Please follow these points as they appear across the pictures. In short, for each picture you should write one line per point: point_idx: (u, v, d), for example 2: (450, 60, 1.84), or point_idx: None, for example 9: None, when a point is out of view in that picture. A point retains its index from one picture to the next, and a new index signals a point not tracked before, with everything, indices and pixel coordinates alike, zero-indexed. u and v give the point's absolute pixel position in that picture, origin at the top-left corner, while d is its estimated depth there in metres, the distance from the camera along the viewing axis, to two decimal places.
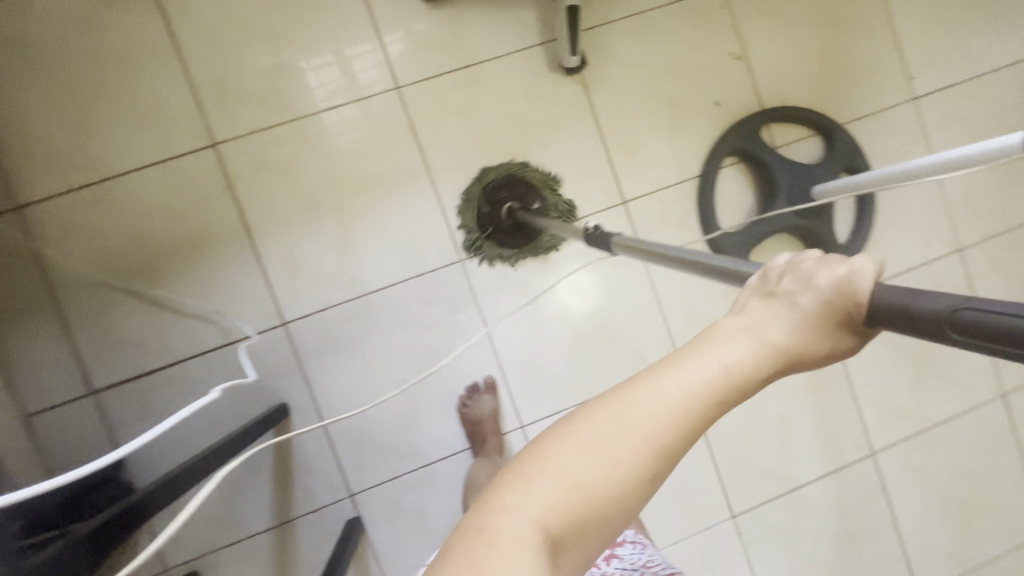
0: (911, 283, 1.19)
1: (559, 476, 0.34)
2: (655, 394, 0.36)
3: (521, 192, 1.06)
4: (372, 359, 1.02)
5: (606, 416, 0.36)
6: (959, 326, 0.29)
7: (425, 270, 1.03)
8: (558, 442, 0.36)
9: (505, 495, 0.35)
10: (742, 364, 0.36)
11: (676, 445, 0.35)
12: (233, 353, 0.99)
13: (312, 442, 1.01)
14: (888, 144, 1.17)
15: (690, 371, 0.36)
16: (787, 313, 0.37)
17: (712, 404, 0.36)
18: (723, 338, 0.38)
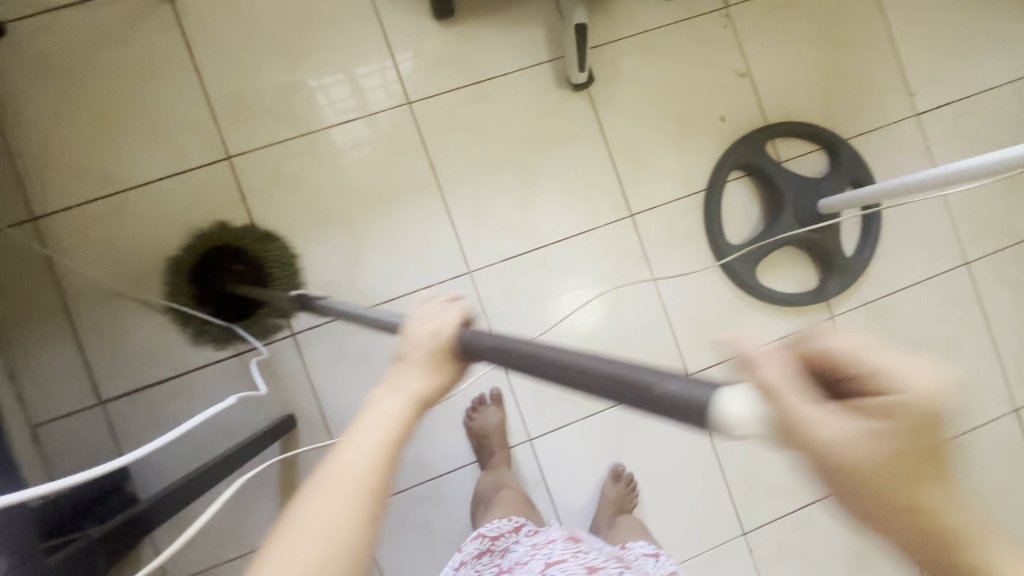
0: (920, 297, 1.18)
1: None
2: (333, 476, 0.40)
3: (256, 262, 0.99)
4: (380, 371, 1.02)
5: (306, 516, 0.39)
6: (500, 354, 0.44)
7: (436, 282, 1.05)
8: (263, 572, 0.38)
9: None
10: (401, 414, 0.44)
11: (374, 498, 0.40)
12: (242, 364, 0.99)
13: (319, 454, 1.00)
14: (892, 160, 1.18)
15: (361, 444, 0.42)
16: (415, 363, 0.46)
17: (387, 451, 0.42)
18: (377, 399, 0.45)
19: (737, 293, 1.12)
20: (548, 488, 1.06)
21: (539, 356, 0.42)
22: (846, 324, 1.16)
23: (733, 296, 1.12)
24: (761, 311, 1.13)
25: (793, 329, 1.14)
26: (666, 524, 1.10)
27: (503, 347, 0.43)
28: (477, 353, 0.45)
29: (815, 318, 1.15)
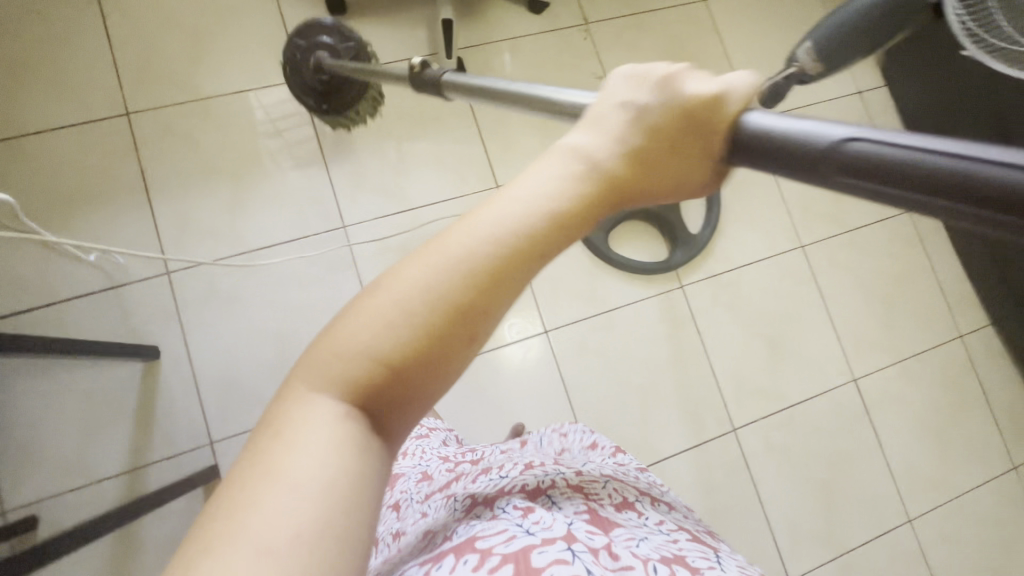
0: (762, 273, 1.32)
1: (337, 355, 0.30)
2: (456, 244, 0.31)
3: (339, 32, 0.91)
4: (251, 312, 1.09)
5: (430, 257, 0.31)
6: (853, 163, 0.27)
7: (312, 234, 1.14)
8: (340, 322, 0.31)
9: (305, 383, 0.30)
10: (590, 190, 0.32)
11: (516, 278, 0.31)
12: (113, 296, 1.05)
13: (179, 386, 1.05)
14: None
15: (527, 194, 0.32)
16: (635, 124, 0.34)
17: (553, 239, 0.32)
18: (565, 155, 0.33)
19: (593, 260, 1.24)
20: None
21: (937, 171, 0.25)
22: (695, 293, 1.28)
23: (590, 262, 1.24)
24: (617, 277, 1.25)
25: (645, 296, 1.25)
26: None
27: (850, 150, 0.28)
28: (794, 161, 0.30)
29: (666, 287, 1.27)
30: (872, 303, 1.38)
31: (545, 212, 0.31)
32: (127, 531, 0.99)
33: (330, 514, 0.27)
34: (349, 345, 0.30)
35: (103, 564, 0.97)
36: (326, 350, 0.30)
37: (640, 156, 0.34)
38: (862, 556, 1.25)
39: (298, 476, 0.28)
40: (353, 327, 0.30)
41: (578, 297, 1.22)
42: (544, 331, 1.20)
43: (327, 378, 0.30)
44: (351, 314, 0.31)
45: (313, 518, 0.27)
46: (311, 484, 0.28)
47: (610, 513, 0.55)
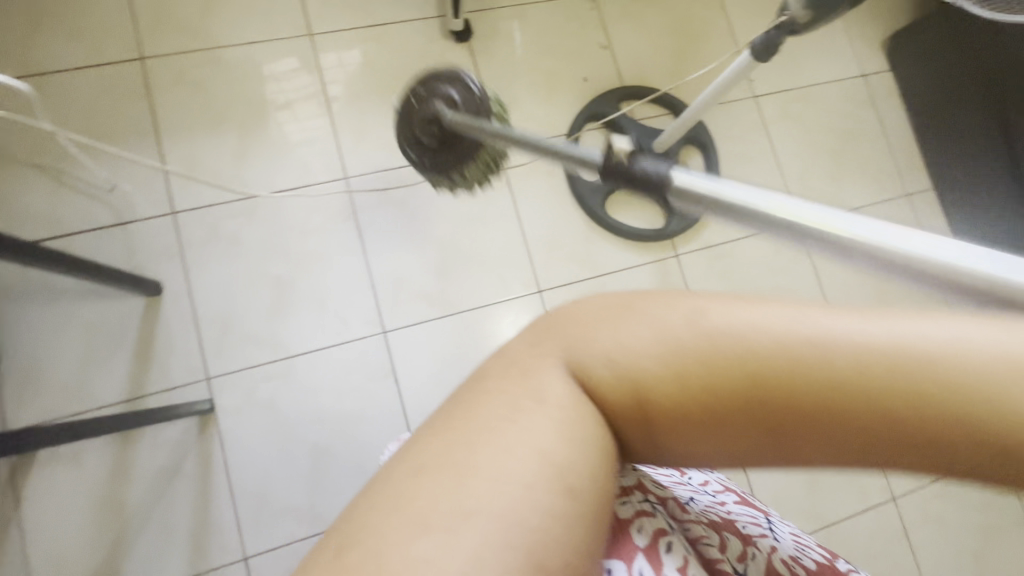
0: (756, 248, 1.34)
1: (623, 352, 0.42)
2: (762, 327, 0.40)
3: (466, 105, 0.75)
4: (252, 255, 1.12)
5: (740, 332, 0.40)
6: None
7: (314, 183, 1.17)
8: (646, 323, 0.42)
9: (586, 366, 0.42)
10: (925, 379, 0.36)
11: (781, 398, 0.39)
12: (119, 232, 1.08)
13: (178, 322, 1.08)
14: (735, 129, 1.37)
15: (865, 340, 0.38)
16: None
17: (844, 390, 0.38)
18: (940, 341, 0.36)
19: (589, 224, 1.26)
20: (395, 379, 1.13)
21: None
22: (689, 263, 1.30)
23: (586, 226, 1.26)
24: (612, 242, 1.27)
25: (639, 262, 1.27)
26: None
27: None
28: None
29: (660, 255, 1.29)
30: (867, 283, 1.38)
31: (856, 364, 0.37)
32: (123, 457, 1.02)
33: (534, 512, 0.38)
34: (632, 354, 0.42)
35: (98, 486, 1.00)
36: (617, 340, 0.42)
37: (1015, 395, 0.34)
38: (844, 530, 1.26)
39: (541, 451, 0.40)
40: (643, 347, 0.42)
41: (572, 259, 1.24)
42: (537, 290, 1.22)
43: (602, 373, 0.42)
44: (659, 324, 0.42)
45: (526, 509, 0.38)
46: (537, 474, 0.39)
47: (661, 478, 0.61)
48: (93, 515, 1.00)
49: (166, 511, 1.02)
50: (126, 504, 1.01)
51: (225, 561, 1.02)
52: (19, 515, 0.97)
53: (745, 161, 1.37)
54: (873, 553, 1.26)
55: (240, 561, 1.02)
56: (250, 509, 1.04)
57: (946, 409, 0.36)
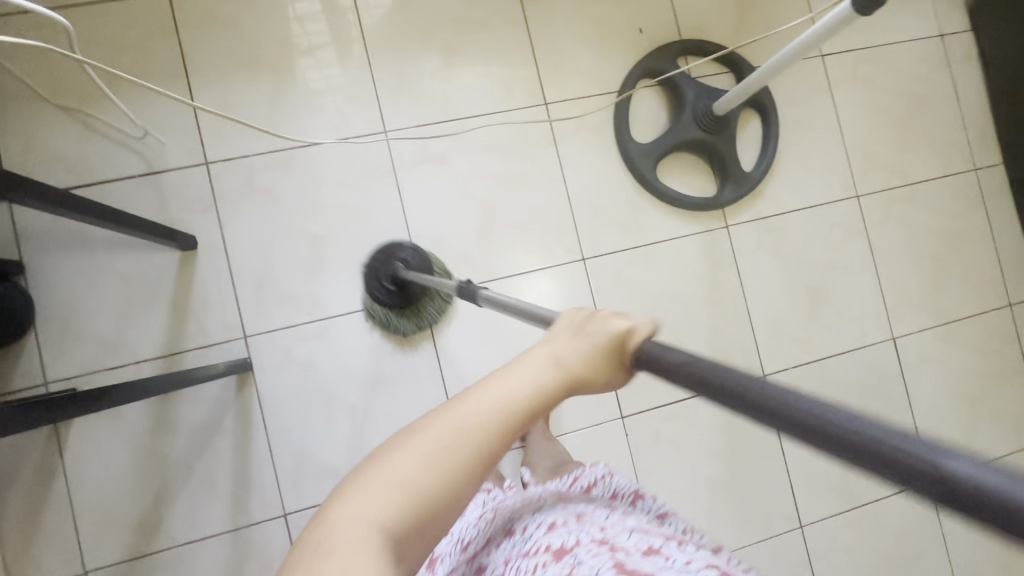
0: (810, 220, 1.27)
1: (401, 484, 0.39)
2: (499, 392, 0.42)
3: (425, 266, 1.09)
4: (288, 211, 1.08)
5: (437, 430, 0.40)
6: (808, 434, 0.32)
7: (352, 136, 1.11)
8: (414, 450, 0.40)
9: (346, 507, 0.38)
10: (547, 387, 0.43)
11: (491, 459, 0.41)
12: (152, 183, 1.04)
13: (215, 278, 1.04)
14: (797, 91, 1.28)
15: (510, 383, 0.42)
16: (591, 344, 0.44)
17: (506, 429, 0.41)
18: (530, 361, 0.44)
19: (637, 189, 1.20)
20: (435, 344, 1.11)
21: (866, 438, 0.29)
22: (739, 235, 1.24)
23: (634, 191, 1.20)
24: (660, 210, 1.21)
25: (688, 232, 1.22)
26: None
27: (791, 407, 0.32)
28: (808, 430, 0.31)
29: (710, 225, 1.22)
30: (923, 261, 1.32)
31: (504, 414, 0.41)
32: (161, 413, 1.01)
33: None
34: (396, 484, 0.39)
35: (138, 440, 1.00)
36: (394, 476, 0.39)
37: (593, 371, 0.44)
38: (877, 509, 1.26)
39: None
40: (392, 473, 0.39)
41: (618, 226, 1.19)
42: (581, 259, 1.17)
43: (383, 513, 0.38)
44: (399, 454, 0.40)
45: None
46: None
47: (637, 564, 0.44)
48: (135, 467, 1.00)
49: (205, 466, 1.02)
50: (167, 457, 1.01)
51: (265, 516, 1.03)
52: (63, 465, 0.98)
53: (805, 127, 1.28)
54: (904, 532, 1.26)
55: (280, 517, 1.03)
56: (289, 468, 1.04)
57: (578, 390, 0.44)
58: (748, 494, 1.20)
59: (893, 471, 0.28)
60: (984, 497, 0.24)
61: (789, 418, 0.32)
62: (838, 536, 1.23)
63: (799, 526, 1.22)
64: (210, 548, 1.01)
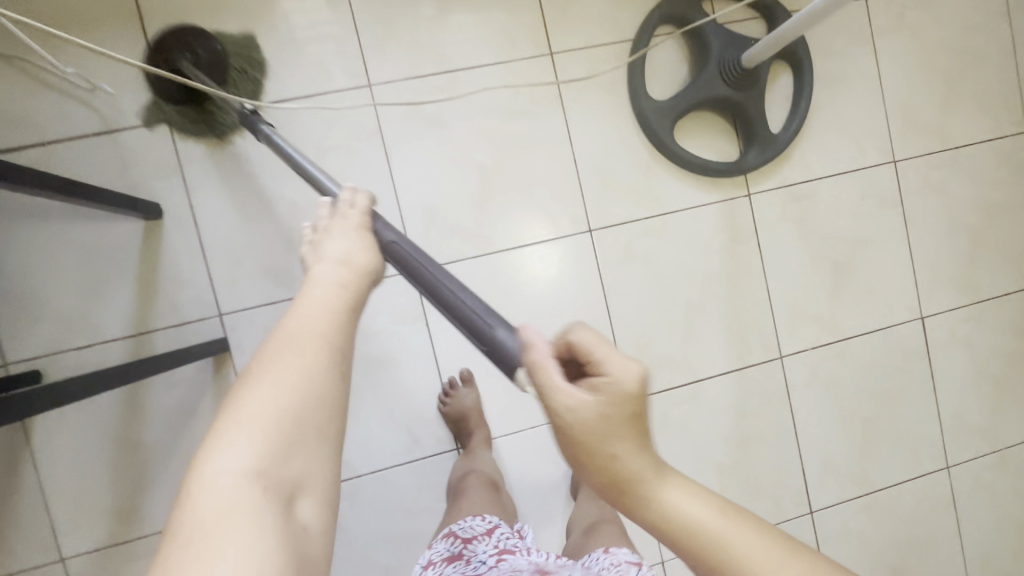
0: (841, 188, 1.15)
1: (263, 416, 0.42)
2: (315, 302, 0.50)
3: (218, 66, 0.93)
4: (262, 175, 0.96)
5: (280, 354, 0.45)
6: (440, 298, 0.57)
7: (332, 90, 0.98)
8: (267, 381, 0.43)
9: (216, 463, 0.39)
10: (347, 284, 0.53)
11: (338, 351, 0.47)
12: (109, 143, 0.92)
13: (184, 250, 0.95)
14: (834, 42, 1.13)
15: (318, 291, 0.51)
16: (353, 244, 0.56)
17: (338, 322, 0.49)
18: (322, 274, 0.53)
19: (651, 152, 1.08)
20: (427, 323, 1.02)
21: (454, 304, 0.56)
22: (762, 205, 1.12)
23: (648, 155, 1.08)
24: (676, 176, 1.09)
25: (706, 202, 1.11)
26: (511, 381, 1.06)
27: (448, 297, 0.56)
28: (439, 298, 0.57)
29: (730, 193, 1.11)
30: (960, 234, 1.21)
31: (327, 311, 0.49)
32: (134, 395, 0.94)
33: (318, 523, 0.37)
34: (261, 419, 0.41)
35: (111, 425, 0.94)
36: (255, 413, 0.42)
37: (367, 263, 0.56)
38: (892, 496, 1.20)
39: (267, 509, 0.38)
40: (253, 412, 0.42)
41: (629, 194, 1.08)
42: (588, 231, 1.07)
43: (255, 453, 0.40)
44: (254, 394, 0.42)
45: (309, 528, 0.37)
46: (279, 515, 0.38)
47: None
48: (108, 452, 0.94)
49: (183, 452, 0.96)
50: (141, 442, 0.95)
51: None
52: (31, 452, 0.92)
53: (841, 83, 1.14)
54: (918, 518, 1.21)
55: None
56: None
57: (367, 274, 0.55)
58: (757, 479, 1.14)
59: (458, 318, 0.55)
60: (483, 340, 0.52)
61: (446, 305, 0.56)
62: (848, 522, 1.19)
63: (809, 512, 1.17)
64: None
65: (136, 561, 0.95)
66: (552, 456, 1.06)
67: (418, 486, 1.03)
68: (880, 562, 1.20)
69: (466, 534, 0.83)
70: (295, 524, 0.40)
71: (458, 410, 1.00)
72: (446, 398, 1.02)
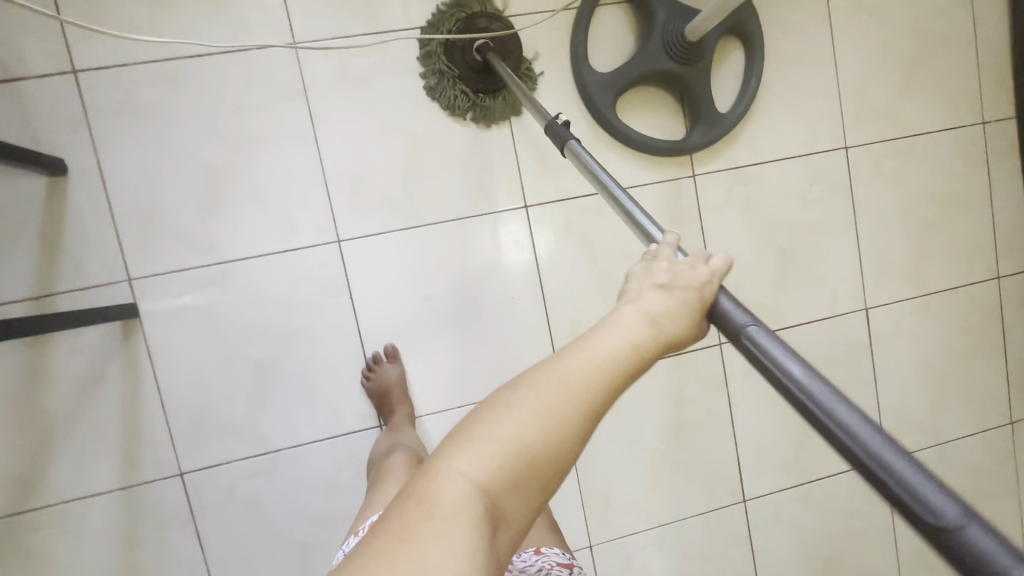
0: (790, 173, 1.12)
1: (506, 441, 0.42)
2: (600, 351, 0.47)
3: (506, 40, 0.98)
4: (178, 134, 0.92)
5: (540, 388, 0.45)
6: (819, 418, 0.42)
7: (253, 47, 0.93)
8: (520, 407, 0.44)
9: (454, 462, 0.42)
10: (644, 344, 0.48)
11: (594, 416, 0.45)
12: (9, 93, 0.87)
13: (90, 210, 0.90)
14: (788, 21, 1.10)
15: (609, 343, 0.48)
16: (675, 301, 0.51)
17: (609, 385, 0.46)
18: (626, 321, 0.49)
19: (593, 127, 1.04)
20: (351, 296, 0.98)
21: (850, 427, 0.40)
22: (707, 187, 1.09)
23: (589, 130, 1.04)
24: (618, 152, 1.05)
25: (648, 181, 1.07)
26: (437, 358, 1.02)
27: (832, 407, 0.42)
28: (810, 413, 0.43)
29: (674, 173, 1.08)
30: (910, 225, 1.18)
31: (603, 369, 0.46)
32: (36, 359, 0.90)
33: None
34: (507, 443, 0.42)
35: (11, 392, 0.90)
36: (499, 433, 0.43)
37: (678, 325, 0.50)
38: (827, 487, 1.19)
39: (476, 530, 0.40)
40: (501, 433, 0.43)
41: (569, 170, 1.04)
42: (524, 206, 1.03)
43: (486, 469, 0.42)
44: (509, 412, 0.44)
45: None
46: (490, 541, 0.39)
47: None
48: (9, 418, 0.90)
49: (90, 421, 0.92)
50: (45, 408, 0.91)
51: (158, 475, 0.94)
52: None
53: (794, 63, 1.11)
54: (852, 509, 1.21)
55: (176, 476, 0.95)
56: (183, 426, 0.95)
57: (667, 341, 0.50)
58: (691, 466, 1.13)
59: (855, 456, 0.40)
60: (913, 498, 0.36)
61: (827, 412, 0.42)
62: (781, 511, 1.18)
63: (742, 501, 1.16)
64: (99, 507, 0.93)
65: (40, 531, 0.92)
66: None
67: (337, 464, 0.99)
68: (812, 553, 1.20)
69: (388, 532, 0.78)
70: (494, 554, 0.41)
71: (381, 384, 0.97)
72: (369, 372, 0.98)
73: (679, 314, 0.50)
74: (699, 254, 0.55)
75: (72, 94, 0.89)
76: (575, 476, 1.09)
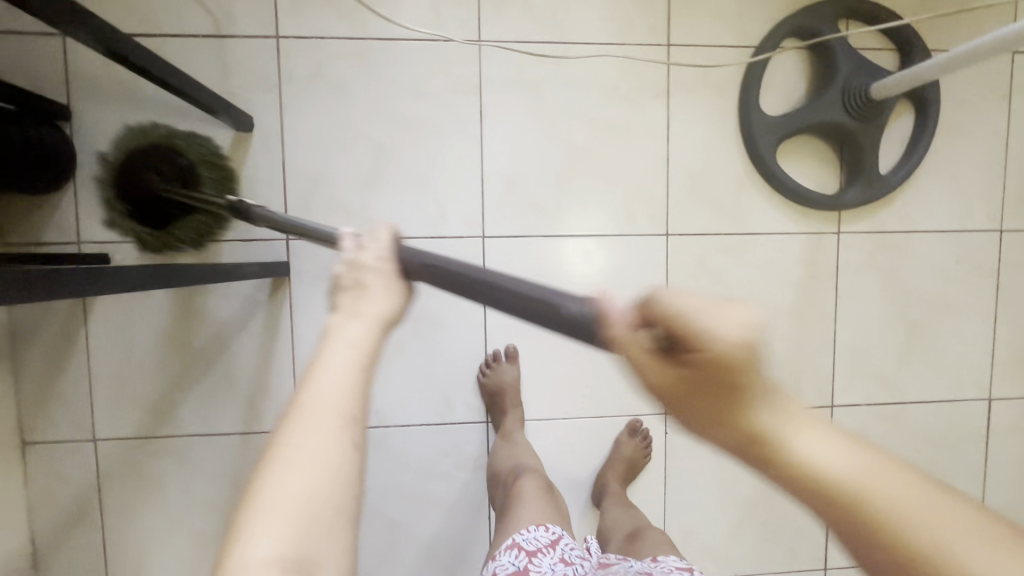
0: (937, 247, 1.09)
1: (292, 492, 0.48)
2: (329, 365, 0.54)
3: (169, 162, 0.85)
4: (356, 110, 0.96)
5: (301, 426, 0.51)
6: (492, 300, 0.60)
7: (440, 39, 0.96)
8: (294, 450, 0.50)
9: (250, 531, 0.47)
10: (364, 342, 0.57)
11: (347, 418, 0.53)
12: (216, 47, 0.92)
13: (265, 167, 0.95)
14: (965, 92, 1.06)
15: (333, 357, 0.55)
16: (375, 290, 0.61)
17: (351, 386, 0.54)
18: (342, 330, 0.58)
19: (749, 167, 1.03)
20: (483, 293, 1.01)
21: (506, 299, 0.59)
22: (849, 246, 1.07)
23: (744, 170, 1.03)
24: (768, 197, 1.04)
25: (792, 230, 1.05)
26: (552, 366, 1.03)
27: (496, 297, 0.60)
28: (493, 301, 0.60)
29: (819, 226, 1.06)
30: None
31: (334, 374, 0.54)
32: (192, 297, 0.96)
33: None
34: (290, 494, 0.48)
35: (164, 323, 0.95)
36: (281, 482, 0.48)
37: (384, 311, 0.60)
38: None
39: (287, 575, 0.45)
40: (279, 488, 0.48)
41: (715, 206, 1.03)
42: (664, 234, 1.03)
43: (276, 526, 0.47)
44: (281, 463, 0.49)
45: None
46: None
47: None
48: (155, 346, 0.96)
49: (225, 364, 0.97)
50: (189, 344, 0.96)
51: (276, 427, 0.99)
52: (85, 331, 0.94)
53: (963, 137, 1.07)
54: None
55: None
56: None
57: (379, 326, 0.59)
58: (778, 523, 1.11)
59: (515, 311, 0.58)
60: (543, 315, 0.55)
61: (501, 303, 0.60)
62: None
63: (824, 568, 1.13)
64: (217, 445, 0.98)
65: (162, 457, 0.97)
66: (581, 450, 1.04)
67: (440, 450, 1.02)
68: None
69: (531, 545, 0.80)
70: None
71: (496, 383, 0.99)
72: (486, 369, 1.00)
73: (379, 300, 0.61)
74: (364, 240, 0.64)
75: (269, 57, 0.93)
76: (662, 509, 1.08)
